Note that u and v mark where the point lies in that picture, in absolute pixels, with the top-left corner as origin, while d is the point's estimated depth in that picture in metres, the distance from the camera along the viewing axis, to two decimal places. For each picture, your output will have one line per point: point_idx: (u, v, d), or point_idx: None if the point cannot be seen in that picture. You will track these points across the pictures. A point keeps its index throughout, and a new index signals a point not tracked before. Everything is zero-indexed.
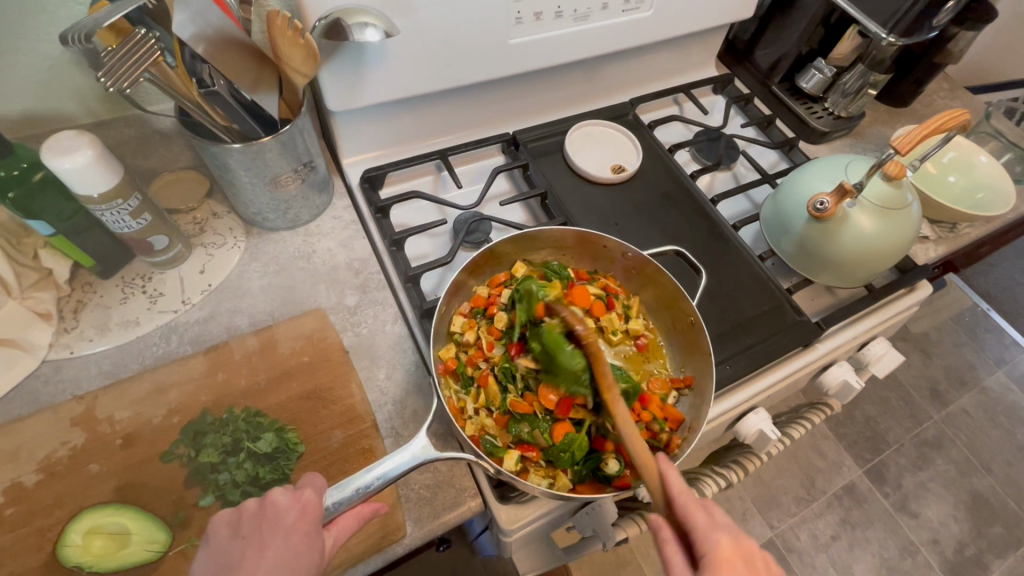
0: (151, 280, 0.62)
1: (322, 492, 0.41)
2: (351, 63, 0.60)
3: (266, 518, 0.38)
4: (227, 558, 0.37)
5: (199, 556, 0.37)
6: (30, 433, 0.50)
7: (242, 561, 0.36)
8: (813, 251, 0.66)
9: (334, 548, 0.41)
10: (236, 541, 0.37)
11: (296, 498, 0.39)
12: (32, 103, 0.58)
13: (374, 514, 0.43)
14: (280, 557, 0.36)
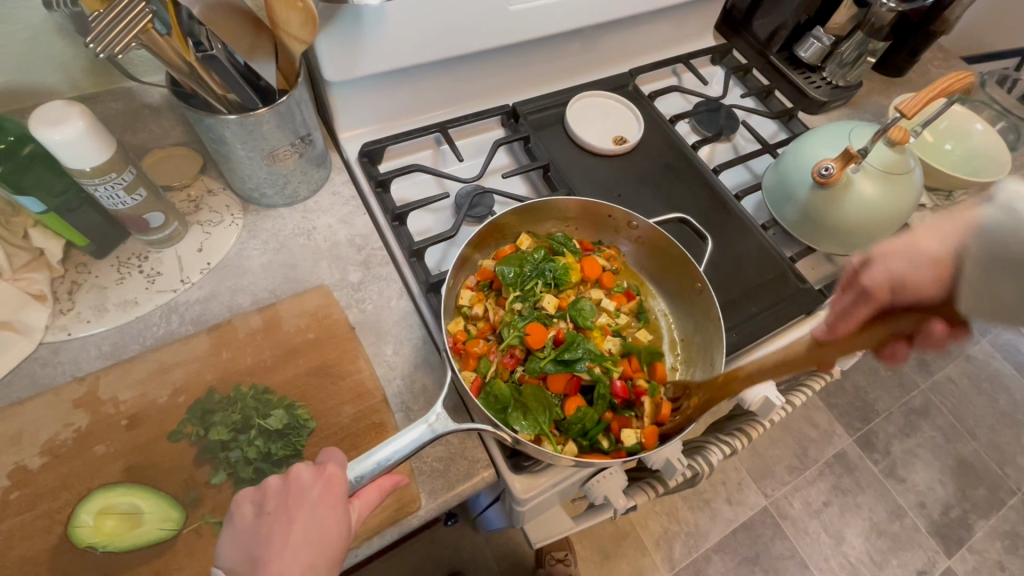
0: (148, 260, 0.60)
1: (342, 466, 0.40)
2: (346, 31, 0.57)
3: (290, 493, 0.37)
4: (253, 537, 0.36)
5: (225, 536, 0.37)
6: (32, 416, 0.49)
7: (269, 538, 0.36)
8: (815, 218, 0.67)
9: (359, 522, 0.40)
10: (261, 520, 0.36)
11: (318, 473, 0.38)
12: (13, 75, 0.55)
13: (395, 487, 0.43)
14: (309, 530, 0.36)
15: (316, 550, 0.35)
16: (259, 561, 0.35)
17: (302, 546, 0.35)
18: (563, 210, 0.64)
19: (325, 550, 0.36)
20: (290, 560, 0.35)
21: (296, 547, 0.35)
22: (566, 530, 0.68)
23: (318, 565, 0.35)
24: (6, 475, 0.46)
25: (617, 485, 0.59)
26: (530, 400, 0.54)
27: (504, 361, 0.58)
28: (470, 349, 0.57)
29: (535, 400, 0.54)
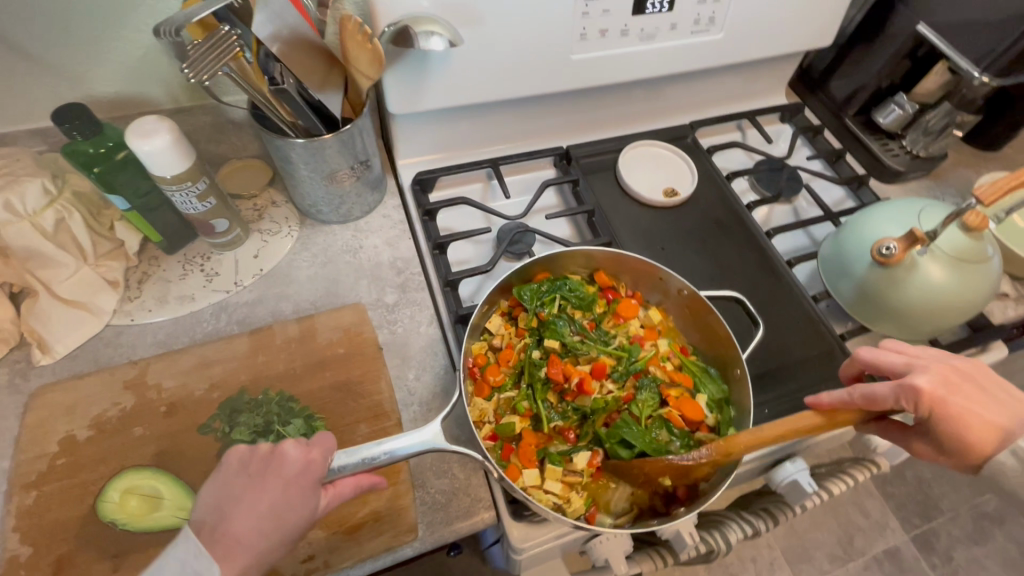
0: (210, 261, 0.65)
1: (331, 453, 0.42)
2: (412, 69, 0.61)
3: (275, 463, 0.41)
4: (230, 491, 0.40)
5: (210, 481, 0.41)
6: (88, 391, 0.54)
7: (240, 498, 0.39)
8: (873, 297, 0.62)
9: (327, 509, 0.42)
10: (242, 479, 0.40)
11: (303, 454, 0.41)
12: (124, 87, 0.62)
13: (372, 487, 0.45)
14: (274, 505, 0.39)
15: (270, 526, 0.38)
16: (228, 514, 0.39)
17: (264, 516, 0.39)
18: (614, 264, 0.63)
19: (279, 528, 0.39)
20: (249, 522, 0.38)
21: (260, 515, 0.39)
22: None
23: (265, 540, 0.38)
24: (57, 442, 0.51)
25: (620, 548, 0.56)
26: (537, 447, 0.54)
27: (517, 396, 0.58)
28: (487, 376, 0.58)
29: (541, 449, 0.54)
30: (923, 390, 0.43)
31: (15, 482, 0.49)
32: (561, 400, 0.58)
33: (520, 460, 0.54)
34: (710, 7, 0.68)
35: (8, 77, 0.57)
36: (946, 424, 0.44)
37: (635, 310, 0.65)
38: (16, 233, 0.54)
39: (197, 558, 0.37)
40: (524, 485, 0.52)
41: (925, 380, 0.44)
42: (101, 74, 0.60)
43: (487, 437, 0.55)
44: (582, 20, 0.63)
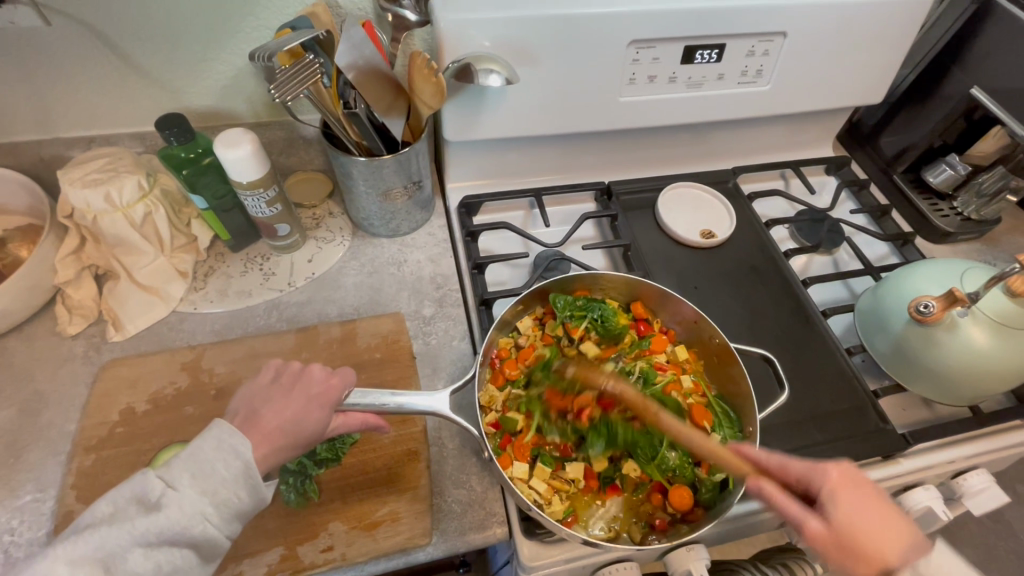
0: (269, 261, 0.71)
1: (348, 387, 0.46)
2: (470, 101, 0.66)
3: (304, 377, 0.45)
4: (261, 395, 0.44)
5: (247, 386, 0.45)
6: (150, 369, 0.60)
7: (267, 403, 0.43)
8: (908, 355, 0.61)
9: (334, 431, 0.46)
10: (272, 387, 0.45)
11: (327, 378, 0.46)
12: (215, 101, 0.70)
13: (373, 427, 0.49)
14: (298, 414, 0.43)
15: (291, 429, 0.42)
16: (257, 411, 0.43)
17: (285, 420, 0.42)
18: (653, 293, 0.61)
19: (297, 434, 0.43)
20: (273, 421, 0.42)
21: (282, 418, 0.42)
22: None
23: (284, 439, 0.42)
24: (118, 412, 0.57)
25: None
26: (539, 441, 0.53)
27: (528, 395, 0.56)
28: (505, 367, 0.57)
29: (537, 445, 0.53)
30: (831, 472, 0.40)
31: (80, 444, 0.55)
32: (569, 411, 0.56)
33: (515, 452, 0.53)
34: (757, 61, 0.71)
35: (121, 87, 0.65)
36: (837, 507, 0.38)
37: (665, 344, 0.60)
38: (110, 221, 0.60)
39: (232, 438, 0.40)
40: (511, 475, 0.51)
41: (834, 469, 0.40)
42: (198, 90, 0.68)
43: (489, 426, 0.54)
44: (632, 66, 0.67)
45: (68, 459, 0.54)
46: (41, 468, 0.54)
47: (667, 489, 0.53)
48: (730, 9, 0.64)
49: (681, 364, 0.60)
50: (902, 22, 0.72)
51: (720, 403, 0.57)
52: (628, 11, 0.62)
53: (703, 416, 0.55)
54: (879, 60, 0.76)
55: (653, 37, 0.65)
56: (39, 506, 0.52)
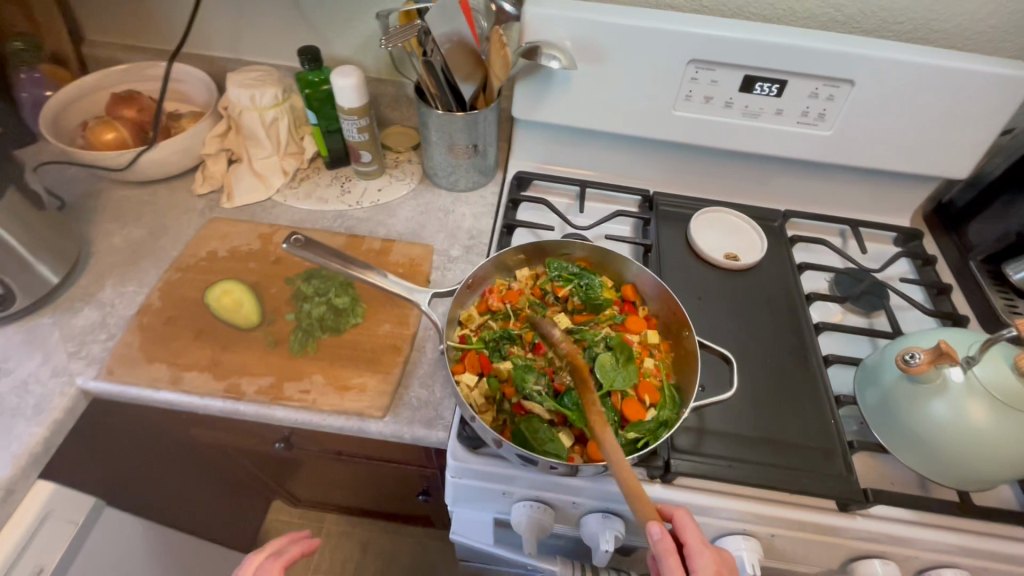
0: (350, 182, 0.87)
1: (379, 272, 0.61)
2: (539, 85, 0.77)
3: None
4: None
5: None
6: (239, 231, 0.78)
7: None
8: (894, 410, 0.59)
9: None
10: None
11: None
12: (350, 54, 0.88)
13: None
14: None
15: None
16: None
17: None
18: (645, 281, 0.66)
19: None
20: None
21: None
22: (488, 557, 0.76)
23: None
24: (206, 253, 0.75)
25: (543, 521, 0.60)
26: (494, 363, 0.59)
27: (502, 326, 0.63)
28: (491, 299, 0.64)
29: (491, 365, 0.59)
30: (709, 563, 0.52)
31: (175, 265, 0.73)
32: (528, 350, 0.61)
33: (470, 365, 0.60)
34: (820, 104, 0.73)
35: (288, 29, 0.86)
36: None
37: (641, 326, 0.64)
38: (249, 117, 0.80)
39: None
40: (459, 379, 0.58)
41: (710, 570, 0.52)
42: (340, 41, 0.87)
43: (458, 338, 0.62)
44: (689, 84, 0.73)
45: (164, 273, 0.72)
46: (145, 273, 0.73)
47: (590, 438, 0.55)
48: (794, 47, 0.68)
49: (650, 349, 0.63)
50: (993, 97, 0.70)
51: (671, 388, 0.59)
52: (692, 32, 0.69)
53: (646, 391, 0.58)
54: (962, 132, 0.74)
55: (713, 60, 0.71)
56: (135, 295, 0.70)
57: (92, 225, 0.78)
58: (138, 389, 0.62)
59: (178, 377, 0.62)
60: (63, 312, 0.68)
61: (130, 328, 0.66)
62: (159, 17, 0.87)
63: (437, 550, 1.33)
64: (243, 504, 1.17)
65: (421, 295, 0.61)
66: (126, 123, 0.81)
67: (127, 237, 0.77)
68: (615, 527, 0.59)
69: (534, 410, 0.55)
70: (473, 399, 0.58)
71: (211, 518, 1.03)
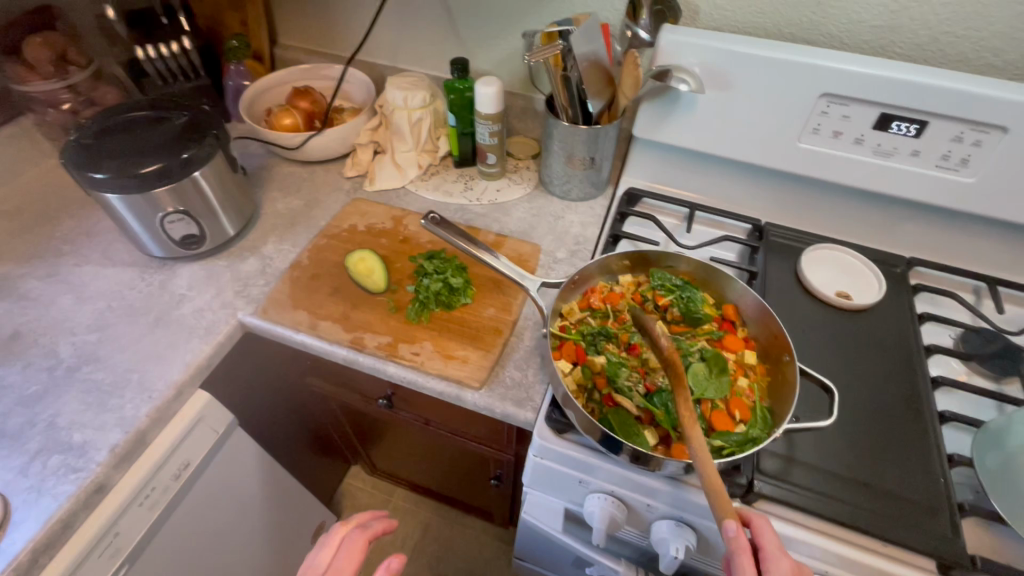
0: (473, 181, 0.96)
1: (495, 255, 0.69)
2: (663, 107, 0.81)
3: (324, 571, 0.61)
4: None
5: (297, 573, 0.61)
6: (376, 212, 0.89)
7: None
8: (1019, 480, 0.54)
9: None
10: None
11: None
12: (490, 68, 0.98)
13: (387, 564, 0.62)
14: None
15: None
16: None
17: None
18: (748, 303, 0.67)
19: None
20: None
21: None
22: (549, 548, 0.79)
23: None
24: (348, 226, 0.86)
25: (615, 516, 0.62)
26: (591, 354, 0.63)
27: (601, 323, 0.67)
28: (593, 297, 0.69)
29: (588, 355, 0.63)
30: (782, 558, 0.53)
31: (323, 233, 0.85)
32: (623, 349, 0.64)
33: (567, 352, 0.64)
34: (964, 148, 0.70)
35: (442, 44, 0.98)
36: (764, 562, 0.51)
37: (739, 345, 0.65)
38: (399, 115, 0.93)
39: None
40: (556, 364, 0.63)
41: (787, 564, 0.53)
42: (484, 57, 0.97)
43: (558, 327, 0.66)
44: (818, 117, 0.74)
45: (313, 238, 0.85)
46: (298, 236, 0.86)
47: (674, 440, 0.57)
48: (940, 88, 0.66)
49: (746, 368, 0.63)
50: None
51: (763, 409, 0.59)
52: (828, 67, 0.69)
53: (737, 406, 0.58)
54: None
55: (848, 95, 0.70)
56: (289, 252, 0.83)
57: (263, 192, 0.93)
58: (283, 328, 0.73)
59: (314, 324, 0.73)
60: (234, 259, 0.83)
61: (283, 279, 0.79)
62: (339, 28, 1.03)
63: (492, 547, 1.36)
64: (329, 461, 1.29)
65: (530, 282, 0.67)
66: (300, 111, 0.96)
67: (287, 205, 0.91)
68: (686, 537, 0.59)
69: (622, 404, 0.58)
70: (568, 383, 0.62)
71: (305, 465, 1.15)
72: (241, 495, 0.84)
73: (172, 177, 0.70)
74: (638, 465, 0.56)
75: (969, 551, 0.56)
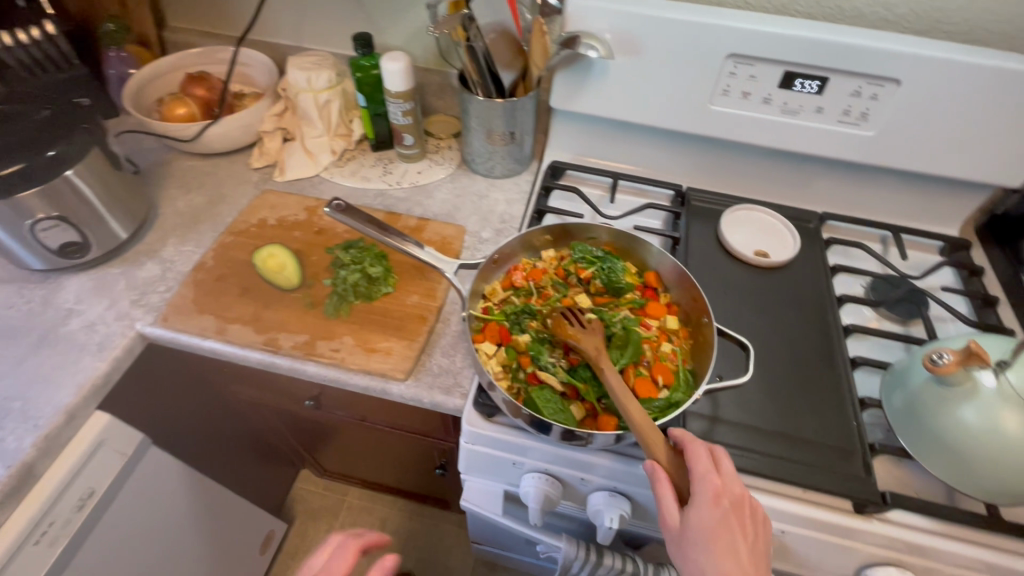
0: (392, 164, 0.92)
1: (420, 245, 0.66)
2: (577, 76, 0.79)
3: None
4: None
5: None
6: (288, 203, 0.84)
7: None
8: (920, 416, 0.56)
9: None
10: None
11: None
12: (401, 44, 0.93)
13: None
14: None
15: None
16: None
17: None
18: (668, 268, 0.67)
19: None
20: None
21: None
22: (497, 531, 0.78)
23: None
24: (257, 220, 0.81)
25: (552, 495, 0.62)
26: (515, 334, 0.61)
27: (524, 301, 0.65)
28: (515, 276, 0.67)
29: (512, 336, 0.61)
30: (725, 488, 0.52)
31: (229, 230, 0.79)
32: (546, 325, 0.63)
33: (490, 334, 0.62)
34: (863, 103, 0.72)
35: (345, 19, 0.92)
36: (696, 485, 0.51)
37: (661, 312, 0.65)
38: (304, 98, 0.87)
39: None
40: (479, 347, 0.61)
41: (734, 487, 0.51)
42: (392, 32, 0.92)
43: (480, 310, 0.64)
44: (727, 78, 0.74)
45: (218, 236, 0.79)
46: (203, 235, 0.79)
47: (600, 413, 0.57)
48: (836, 43, 0.67)
49: (669, 334, 0.64)
50: None
51: (685, 372, 0.59)
52: (732, 26, 0.69)
53: (660, 372, 0.59)
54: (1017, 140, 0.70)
55: (753, 55, 0.71)
56: (192, 254, 0.77)
57: (160, 190, 0.86)
58: (189, 336, 0.68)
59: (222, 328, 0.68)
60: (130, 265, 0.75)
61: (185, 283, 0.72)
62: (232, 5, 0.95)
63: (453, 534, 1.35)
64: (274, 468, 1.23)
65: (448, 265, 0.64)
66: (195, 99, 0.88)
67: (189, 202, 0.84)
68: (621, 506, 0.60)
69: (547, 381, 0.57)
70: (493, 367, 0.60)
71: (244, 475, 1.09)
72: (166, 517, 0.79)
73: (38, 179, 0.62)
74: (568, 441, 0.55)
75: (881, 488, 0.59)
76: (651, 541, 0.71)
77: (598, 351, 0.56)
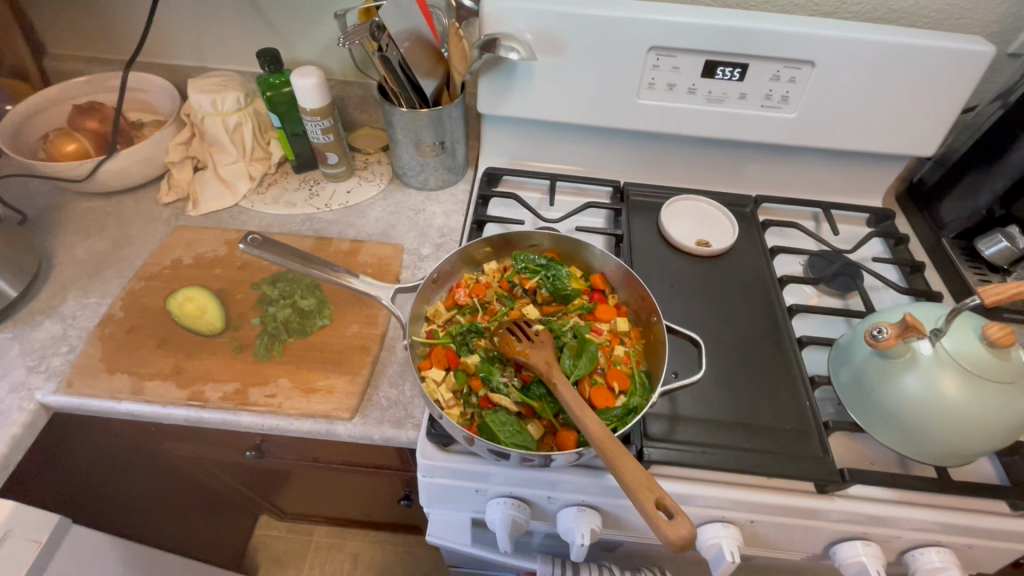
0: (318, 185, 0.86)
1: (356, 275, 0.61)
2: (501, 79, 0.77)
3: None
4: None
5: None
6: (205, 238, 0.77)
7: None
8: (867, 389, 0.58)
9: None
10: None
11: None
12: (314, 57, 0.88)
13: None
14: None
15: None
16: None
17: None
18: (613, 269, 0.66)
19: None
20: None
21: None
22: (470, 559, 0.75)
23: None
24: (171, 261, 0.74)
25: (520, 518, 0.59)
26: (462, 358, 0.58)
27: (469, 321, 0.62)
28: (458, 294, 0.64)
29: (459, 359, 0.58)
30: None
31: (139, 275, 0.72)
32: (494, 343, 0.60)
33: (436, 360, 0.59)
34: (783, 86, 0.73)
35: (249, 35, 0.86)
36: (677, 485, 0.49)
37: (611, 314, 0.64)
38: (211, 123, 0.80)
39: None
40: (425, 375, 0.57)
41: None
42: (304, 45, 0.87)
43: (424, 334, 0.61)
44: (652, 71, 0.73)
45: (128, 283, 0.71)
46: (109, 284, 0.72)
47: (558, 429, 0.55)
48: (752, 30, 0.68)
49: (620, 336, 0.62)
50: (952, 73, 0.70)
51: (641, 374, 0.58)
52: (650, 19, 0.68)
53: (615, 378, 0.57)
54: (924, 111, 0.74)
55: (674, 47, 0.70)
56: (98, 306, 0.69)
57: (54, 237, 0.77)
58: (99, 401, 0.60)
59: (139, 387, 0.61)
60: (23, 327, 0.67)
61: (91, 340, 0.65)
62: (120, 27, 0.87)
63: (430, 558, 1.30)
64: (227, 520, 1.14)
65: (385, 291, 0.60)
66: (87, 134, 0.79)
67: (90, 248, 0.76)
68: (591, 521, 0.58)
69: (500, 404, 0.54)
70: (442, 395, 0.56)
71: (193, 534, 1.01)
72: None
73: None
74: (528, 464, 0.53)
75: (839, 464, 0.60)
76: (626, 546, 0.70)
77: (548, 364, 0.53)
